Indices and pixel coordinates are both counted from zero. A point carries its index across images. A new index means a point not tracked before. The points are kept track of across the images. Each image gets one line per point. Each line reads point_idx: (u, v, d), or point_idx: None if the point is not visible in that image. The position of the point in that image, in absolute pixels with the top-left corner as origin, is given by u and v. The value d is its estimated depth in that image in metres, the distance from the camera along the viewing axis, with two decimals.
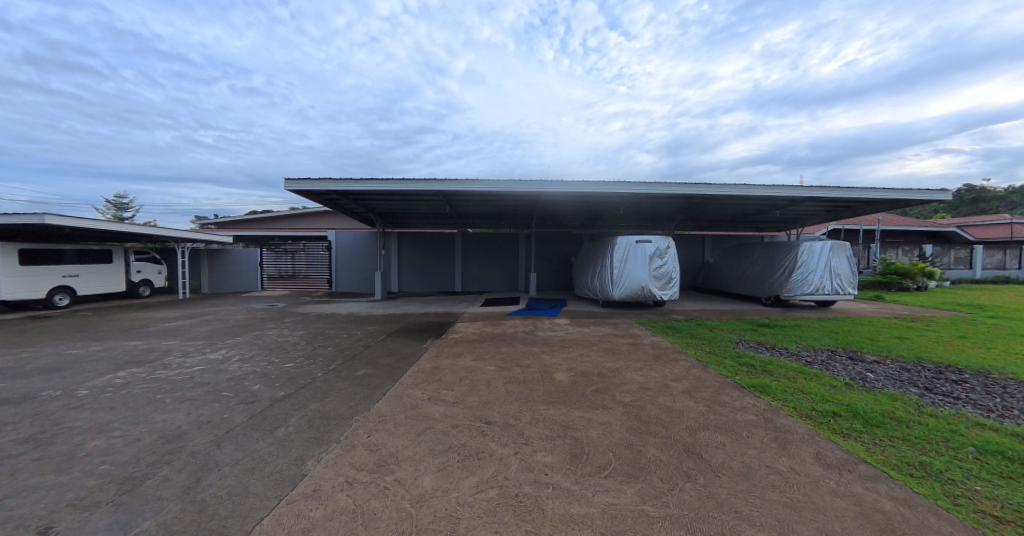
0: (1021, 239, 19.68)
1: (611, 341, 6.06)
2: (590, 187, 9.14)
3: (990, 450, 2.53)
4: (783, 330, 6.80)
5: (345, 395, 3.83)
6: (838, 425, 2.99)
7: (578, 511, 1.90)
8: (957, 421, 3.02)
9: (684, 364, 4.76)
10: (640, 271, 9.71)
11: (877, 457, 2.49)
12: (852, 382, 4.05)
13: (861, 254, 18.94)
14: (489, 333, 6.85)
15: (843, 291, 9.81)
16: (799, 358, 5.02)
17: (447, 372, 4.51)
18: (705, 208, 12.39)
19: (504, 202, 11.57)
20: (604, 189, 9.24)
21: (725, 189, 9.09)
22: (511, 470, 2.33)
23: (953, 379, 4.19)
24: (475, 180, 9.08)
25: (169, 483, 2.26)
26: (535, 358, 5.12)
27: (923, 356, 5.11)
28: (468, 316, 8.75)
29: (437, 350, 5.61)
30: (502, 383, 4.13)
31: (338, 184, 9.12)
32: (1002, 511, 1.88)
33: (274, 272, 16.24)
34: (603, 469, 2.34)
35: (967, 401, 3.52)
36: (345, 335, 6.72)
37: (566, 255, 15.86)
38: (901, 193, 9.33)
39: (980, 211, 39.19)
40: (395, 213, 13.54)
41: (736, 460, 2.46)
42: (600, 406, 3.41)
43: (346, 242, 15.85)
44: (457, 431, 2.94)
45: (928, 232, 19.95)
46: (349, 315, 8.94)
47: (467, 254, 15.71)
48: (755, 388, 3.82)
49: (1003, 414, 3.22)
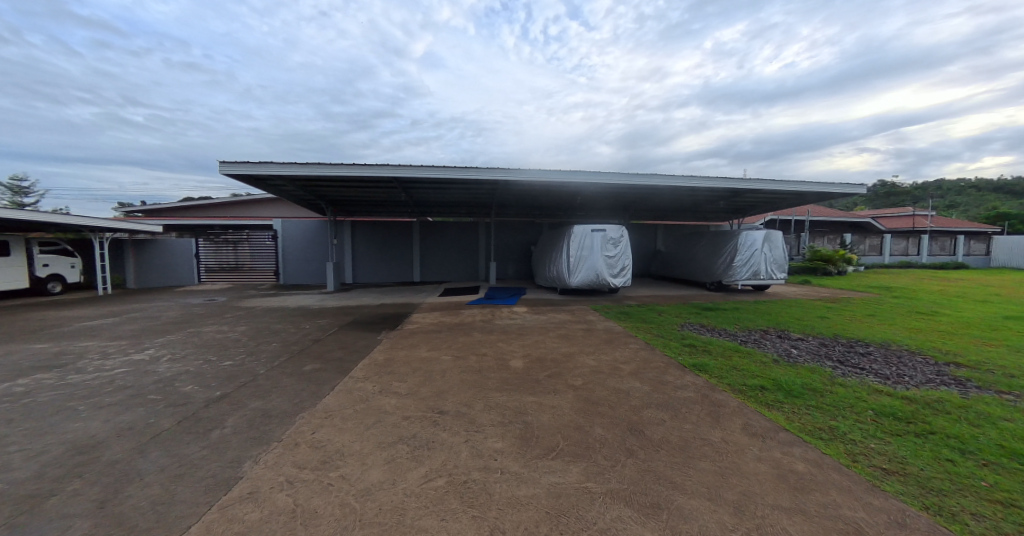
0: (921, 229, 22.51)
1: (567, 327, 6.22)
2: (550, 175, 9.19)
3: (885, 413, 2.90)
4: (724, 313, 7.30)
5: (290, 392, 3.62)
6: (764, 396, 3.28)
7: (525, 493, 1.94)
8: (862, 388, 3.42)
9: (633, 346, 5.00)
10: (595, 259, 10.01)
11: (794, 424, 2.75)
12: (779, 358, 4.46)
13: (794, 243, 20.83)
14: (446, 322, 6.78)
15: (776, 276, 10.73)
16: (735, 338, 5.43)
17: (400, 364, 4.40)
18: (659, 198, 12.93)
19: (465, 190, 11.34)
20: (563, 178, 9.33)
21: (681, 181, 9.52)
22: (461, 458, 2.33)
23: (861, 351, 4.76)
24: (433, 166, 8.80)
25: (81, 498, 2.03)
26: (491, 346, 5.14)
27: (838, 332, 5.74)
28: (426, 306, 8.64)
29: (392, 342, 5.45)
30: (457, 372, 4.09)
31: (286, 168, 8.48)
32: (889, 465, 2.19)
33: (214, 264, 15.04)
34: (551, 450, 2.40)
35: (870, 371, 3.99)
36: (293, 329, 6.34)
37: (527, 244, 16.01)
38: (827, 187, 10.24)
39: (890, 203, 44.41)
40: (351, 200, 12.87)
41: (674, 435, 2.61)
42: (553, 390, 3.48)
43: (295, 231, 14.89)
44: (408, 422, 2.88)
45: (848, 222, 22.32)
46: (298, 309, 8.51)
47: (427, 244, 15.40)
48: (695, 367, 4.09)
49: (897, 380, 3.70)
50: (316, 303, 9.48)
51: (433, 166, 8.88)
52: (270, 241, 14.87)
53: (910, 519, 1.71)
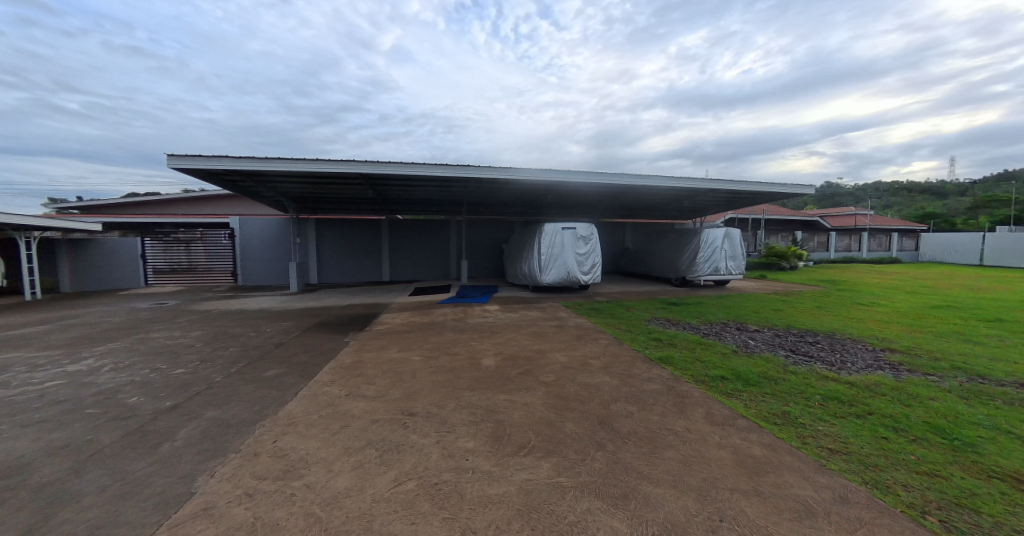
0: (861, 228, 24.58)
1: (539, 324, 6.28)
2: (521, 173, 9.23)
3: (831, 397, 3.14)
4: (688, 308, 7.63)
5: (250, 399, 3.42)
6: (725, 386, 3.46)
7: (496, 491, 1.93)
8: (810, 375, 3.69)
9: (603, 341, 5.12)
10: (566, 256, 10.18)
11: (751, 411, 2.92)
12: (737, 349, 4.72)
13: (752, 240, 22.16)
14: (418, 322, 6.66)
15: (735, 271, 11.35)
16: (698, 331, 5.70)
17: (369, 366, 4.27)
18: (628, 197, 13.33)
19: (437, 187, 11.16)
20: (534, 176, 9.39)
21: (648, 181, 9.86)
22: (431, 459, 2.30)
23: (810, 340, 5.13)
24: (403, 163, 8.61)
25: (4, 527, 1.82)
26: (462, 345, 5.10)
27: (789, 323, 6.16)
28: (396, 306, 8.45)
29: (360, 344, 5.28)
30: (428, 373, 4.03)
31: (245, 163, 7.99)
32: (834, 445, 2.38)
33: (164, 265, 13.94)
34: (523, 447, 2.42)
35: (818, 358, 4.31)
36: (253, 333, 6.00)
37: (498, 242, 16.09)
38: (780, 188, 10.94)
39: (835, 203, 48.18)
40: (317, 197, 12.34)
41: (642, 427, 2.70)
42: (525, 387, 3.51)
43: (255, 230, 14.27)
44: (377, 425, 2.81)
45: (798, 221, 24.01)
46: (259, 311, 8.07)
47: (397, 243, 15.13)
48: (661, 360, 4.25)
49: (841, 367, 4.02)
50: (279, 305, 9.02)
51: (404, 162, 8.68)
52: (227, 240, 14.09)
53: (851, 495, 1.88)
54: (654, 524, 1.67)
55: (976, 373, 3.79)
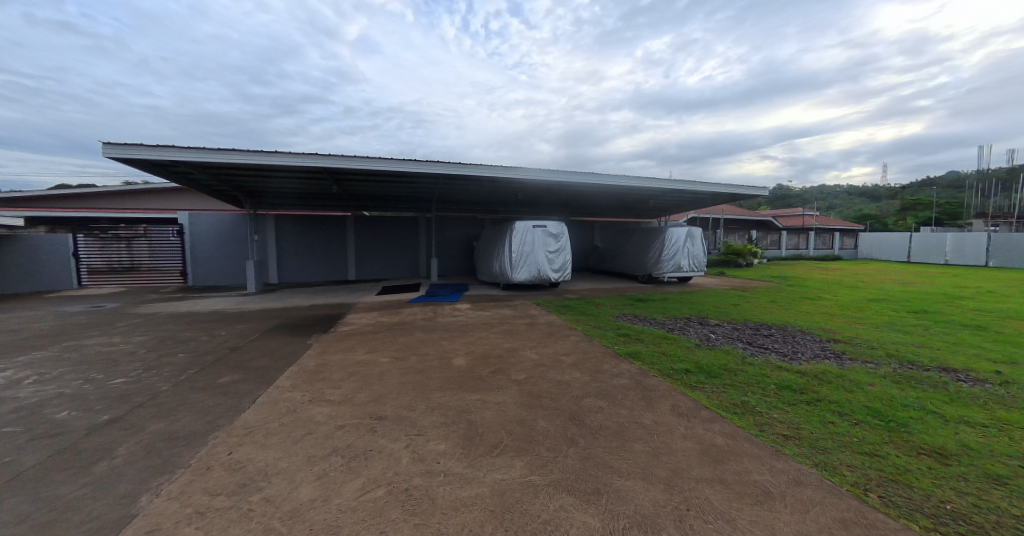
0: (807, 227, 26.64)
1: (510, 322, 6.31)
2: (493, 171, 9.21)
3: (784, 385, 3.38)
4: (654, 304, 7.93)
5: (202, 409, 3.18)
6: (689, 379, 3.62)
7: (469, 494, 1.91)
8: (766, 366, 3.96)
9: (573, 338, 5.22)
10: (536, 254, 10.29)
11: (714, 402, 3.07)
12: (700, 342, 4.96)
13: (712, 239, 23.42)
14: (386, 323, 6.47)
15: (697, 268, 11.94)
16: (664, 326, 5.94)
17: (335, 369, 4.10)
18: (598, 197, 13.65)
19: (408, 183, 10.88)
20: (506, 174, 9.40)
21: (617, 182, 10.16)
22: (402, 464, 2.23)
23: (765, 333, 5.49)
24: (371, 158, 8.33)
25: None
26: (433, 345, 5.01)
27: (745, 317, 6.56)
28: (363, 306, 8.17)
29: (325, 346, 5.06)
30: (397, 374, 3.93)
31: (195, 153, 7.40)
32: (788, 431, 2.56)
33: (100, 265, 12.65)
34: (496, 447, 2.41)
35: (772, 350, 4.63)
36: (205, 337, 5.58)
37: (468, 240, 16.08)
38: (738, 189, 11.62)
39: (784, 205, 51.99)
40: (277, 192, 11.67)
41: (611, 421, 2.77)
42: (497, 387, 3.50)
43: (206, 226, 13.39)
44: (343, 431, 2.70)
45: (753, 221, 25.66)
46: (212, 313, 7.53)
47: (362, 240, 14.75)
48: (630, 355, 4.39)
49: (792, 357, 4.33)
50: (235, 306, 8.45)
51: (372, 157, 8.41)
52: (175, 236, 13.09)
53: (803, 478, 2.03)
54: (624, 517, 1.71)
55: (905, 359, 4.23)
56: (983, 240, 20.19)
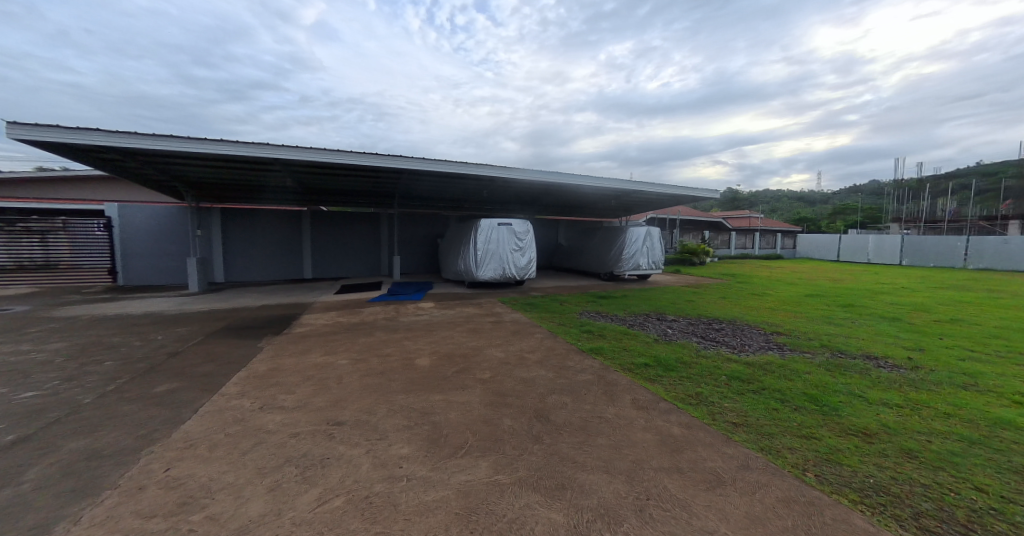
0: (753, 229, 28.90)
1: (475, 321, 6.27)
2: (460, 168, 9.13)
3: (733, 376, 3.63)
4: (616, 301, 8.23)
5: (134, 422, 2.87)
6: (647, 372, 3.78)
7: (433, 497, 1.87)
8: (717, 358, 4.23)
9: (538, 335, 5.28)
10: (501, 252, 10.33)
11: (671, 394, 3.22)
12: (657, 337, 5.21)
13: (669, 238, 24.73)
14: (346, 323, 6.20)
15: (655, 267, 12.52)
16: (625, 322, 6.18)
17: (289, 374, 3.86)
18: (563, 196, 13.95)
19: (371, 178, 10.48)
20: (472, 171, 9.35)
21: (581, 181, 10.44)
22: (362, 471, 2.14)
23: (716, 327, 5.87)
24: (330, 150, 7.96)
25: None
26: (395, 345, 4.87)
27: (699, 313, 6.98)
28: (321, 306, 7.77)
29: (278, 349, 4.74)
30: (357, 377, 3.77)
31: (126, 138, 6.67)
32: (737, 419, 2.74)
33: (7, 262, 11.02)
34: (461, 448, 2.38)
35: (723, 343, 4.95)
36: (137, 343, 5.03)
37: (433, 237, 15.87)
38: (692, 192, 12.36)
39: (732, 207, 56.17)
40: (226, 184, 10.80)
41: (576, 417, 2.83)
42: (462, 386, 3.46)
43: (139, 219, 12.14)
44: (298, 439, 2.54)
45: (706, 222, 27.43)
46: (147, 316, 6.82)
47: (319, 236, 14.10)
48: (593, 351, 4.52)
49: (740, 349, 4.67)
50: (175, 308, 7.72)
51: (333, 149, 8.02)
52: (102, 230, 11.73)
53: (751, 462, 2.18)
54: (588, 510, 1.75)
55: (835, 349, 4.69)
56: (898, 242, 22.97)
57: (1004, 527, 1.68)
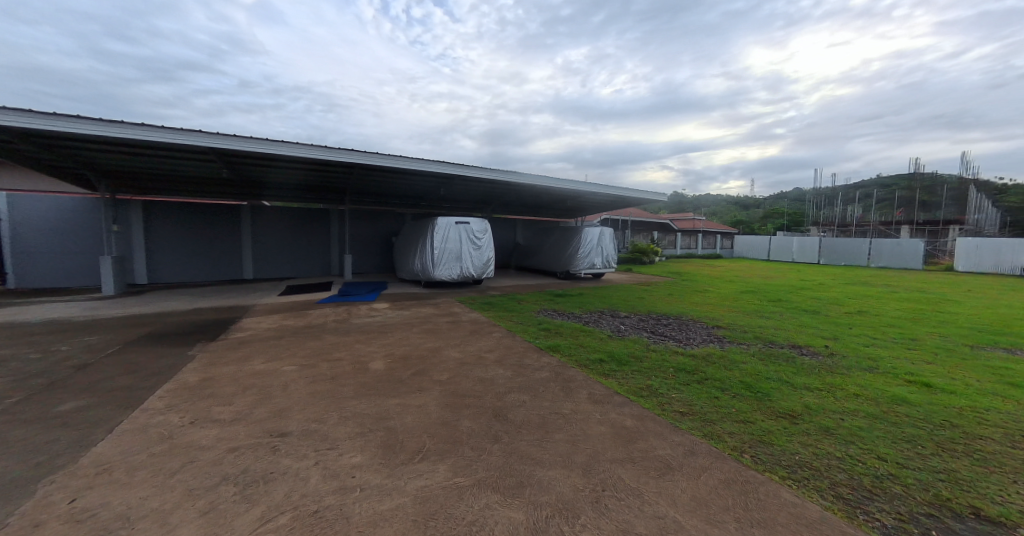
0: (696, 230, 31.23)
1: (432, 321, 6.15)
2: (419, 164, 8.93)
3: (681, 368, 3.88)
4: (573, 299, 8.49)
5: (29, 448, 2.45)
6: (602, 368, 3.92)
7: (389, 506, 1.79)
8: (666, 351, 4.50)
9: (496, 335, 5.29)
10: (458, 251, 10.23)
11: (624, 387, 3.38)
12: (611, 333, 5.44)
13: (622, 238, 26.02)
14: (292, 326, 5.79)
15: (609, 265, 13.05)
16: (580, 319, 6.38)
17: (225, 384, 3.52)
18: (523, 196, 14.14)
19: (324, 172, 9.90)
20: (432, 168, 9.19)
21: (540, 182, 10.66)
22: (310, 484, 2.00)
23: (664, 322, 6.26)
24: (277, 141, 7.44)
25: None
26: (347, 349, 4.63)
27: (648, 309, 7.39)
28: (264, 308, 7.19)
29: (213, 357, 4.32)
30: (305, 384, 3.53)
31: (23, 117, 5.73)
32: (684, 408, 2.94)
33: None
34: (418, 453, 2.32)
35: (670, 337, 5.29)
36: (31, 355, 4.32)
37: (388, 236, 15.39)
38: (644, 195, 13.11)
39: (678, 210, 60.35)
40: (153, 174, 9.66)
41: (534, 414, 2.87)
42: (419, 389, 3.37)
43: (37, 211, 10.49)
44: (237, 455, 2.32)
45: (655, 223, 29.21)
46: (46, 323, 5.88)
47: (261, 234, 13.13)
48: (550, 348, 4.61)
49: (686, 342, 5.01)
50: (84, 313, 6.73)
51: (281, 140, 7.50)
52: None
53: (696, 448, 2.34)
54: (546, 506, 1.78)
55: (767, 340, 5.19)
56: (816, 244, 25.87)
57: (900, 490, 1.95)
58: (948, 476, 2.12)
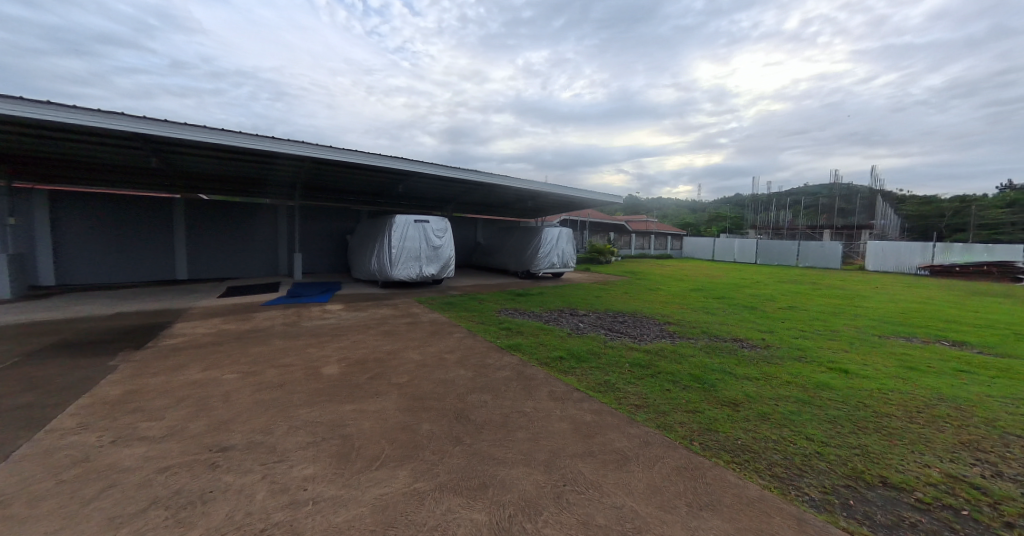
0: (648, 232, 33.07)
1: (390, 323, 5.95)
2: (378, 160, 8.65)
3: (635, 363, 4.08)
4: (533, 298, 8.62)
5: None
6: (562, 365, 4.02)
7: (345, 517, 1.71)
8: (622, 347, 4.70)
9: (457, 335, 5.23)
10: (417, 250, 9.99)
11: (583, 383, 3.48)
12: (570, 331, 5.59)
13: (581, 238, 26.90)
14: (233, 331, 5.33)
15: (567, 264, 13.37)
16: (541, 318, 6.49)
17: (153, 397, 3.16)
18: (486, 195, 14.15)
19: (274, 164, 9.26)
20: (392, 165, 8.94)
21: (502, 181, 10.74)
22: (255, 501, 1.86)
23: (620, 319, 6.54)
24: (219, 129, 6.86)
25: None
26: (297, 354, 4.35)
27: (606, 307, 7.68)
28: (201, 312, 6.55)
29: (139, 367, 3.86)
30: (249, 393, 3.26)
31: None
32: (639, 401, 3.08)
33: None
34: (376, 459, 2.23)
35: (625, 333, 5.53)
36: None
37: (343, 234, 14.72)
38: (601, 197, 13.67)
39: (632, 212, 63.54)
40: (66, 160, 8.48)
41: (496, 414, 2.87)
42: (376, 393, 3.25)
43: None
44: (168, 476, 2.09)
45: (611, 224, 30.54)
46: None
47: (197, 230, 12.00)
48: (511, 347, 4.64)
49: (640, 338, 5.28)
50: None
51: (224, 129, 6.94)
52: None
53: (650, 439, 2.46)
54: (509, 505, 1.78)
55: (712, 334, 5.61)
56: (752, 244, 28.45)
57: (825, 466, 2.19)
58: (863, 450, 2.41)
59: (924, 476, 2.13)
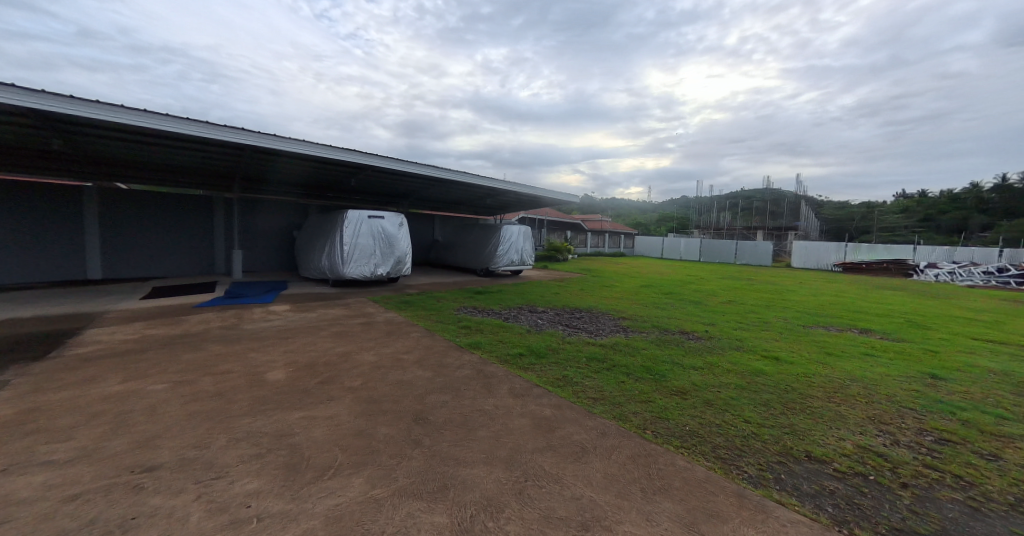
0: (604, 231, 34.49)
1: (342, 323, 5.68)
2: (331, 152, 8.22)
3: (592, 357, 4.23)
4: (494, 295, 8.65)
5: None
6: (521, 361, 4.07)
7: (295, 532, 1.61)
8: (579, 342, 4.86)
9: (414, 335, 5.11)
10: (371, 247, 9.60)
11: (543, 379, 3.55)
12: (529, 327, 5.68)
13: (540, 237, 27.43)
14: (160, 336, 4.79)
15: (526, 262, 13.56)
16: (500, 315, 6.52)
17: (56, 415, 2.74)
18: (446, 192, 13.97)
19: (212, 153, 8.44)
20: (346, 158, 8.55)
21: (462, 178, 10.68)
22: (189, 524, 1.68)
23: (576, 315, 6.76)
24: (144, 111, 6.15)
25: None
26: (237, 360, 4.00)
27: (563, 303, 7.90)
28: (119, 316, 5.80)
29: (39, 381, 3.34)
30: (179, 405, 2.94)
31: None
32: (596, 393, 3.21)
33: None
34: (329, 469, 2.11)
35: (582, 329, 5.73)
36: None
37: (290, 229, 13.78)
38: (560, 196, 14.06)
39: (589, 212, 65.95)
40: None
41: (456, 414, 2.84)
42: (328, 399, 3.08)
43: None
44: (78, 505, 1.83)
45: (569, 224, 31.48)
46: None
47: (114, 223, 10.62)
48: (471, 346, 4.61)
49: (596, 333, 5.49)
50: None
51: (151, 111, 6.23)
52: None
53: (607, 429, 2.58)
54: (471, 505, 1.78)
55: (661, 327, 5.98)
56: (695, 244, 30.74)
57: (761, 445, 2.42)
58: (792, 429, 2.69)
59: (841, 448, 2.43)
